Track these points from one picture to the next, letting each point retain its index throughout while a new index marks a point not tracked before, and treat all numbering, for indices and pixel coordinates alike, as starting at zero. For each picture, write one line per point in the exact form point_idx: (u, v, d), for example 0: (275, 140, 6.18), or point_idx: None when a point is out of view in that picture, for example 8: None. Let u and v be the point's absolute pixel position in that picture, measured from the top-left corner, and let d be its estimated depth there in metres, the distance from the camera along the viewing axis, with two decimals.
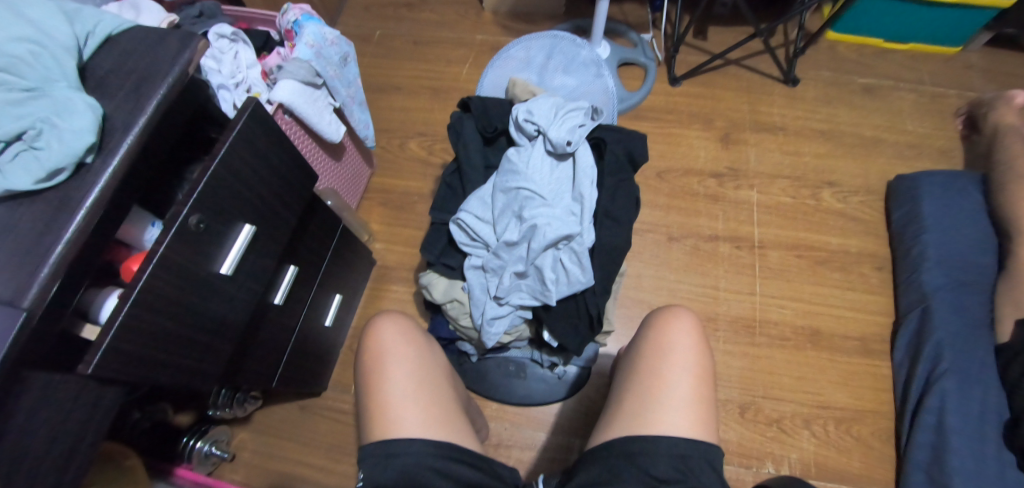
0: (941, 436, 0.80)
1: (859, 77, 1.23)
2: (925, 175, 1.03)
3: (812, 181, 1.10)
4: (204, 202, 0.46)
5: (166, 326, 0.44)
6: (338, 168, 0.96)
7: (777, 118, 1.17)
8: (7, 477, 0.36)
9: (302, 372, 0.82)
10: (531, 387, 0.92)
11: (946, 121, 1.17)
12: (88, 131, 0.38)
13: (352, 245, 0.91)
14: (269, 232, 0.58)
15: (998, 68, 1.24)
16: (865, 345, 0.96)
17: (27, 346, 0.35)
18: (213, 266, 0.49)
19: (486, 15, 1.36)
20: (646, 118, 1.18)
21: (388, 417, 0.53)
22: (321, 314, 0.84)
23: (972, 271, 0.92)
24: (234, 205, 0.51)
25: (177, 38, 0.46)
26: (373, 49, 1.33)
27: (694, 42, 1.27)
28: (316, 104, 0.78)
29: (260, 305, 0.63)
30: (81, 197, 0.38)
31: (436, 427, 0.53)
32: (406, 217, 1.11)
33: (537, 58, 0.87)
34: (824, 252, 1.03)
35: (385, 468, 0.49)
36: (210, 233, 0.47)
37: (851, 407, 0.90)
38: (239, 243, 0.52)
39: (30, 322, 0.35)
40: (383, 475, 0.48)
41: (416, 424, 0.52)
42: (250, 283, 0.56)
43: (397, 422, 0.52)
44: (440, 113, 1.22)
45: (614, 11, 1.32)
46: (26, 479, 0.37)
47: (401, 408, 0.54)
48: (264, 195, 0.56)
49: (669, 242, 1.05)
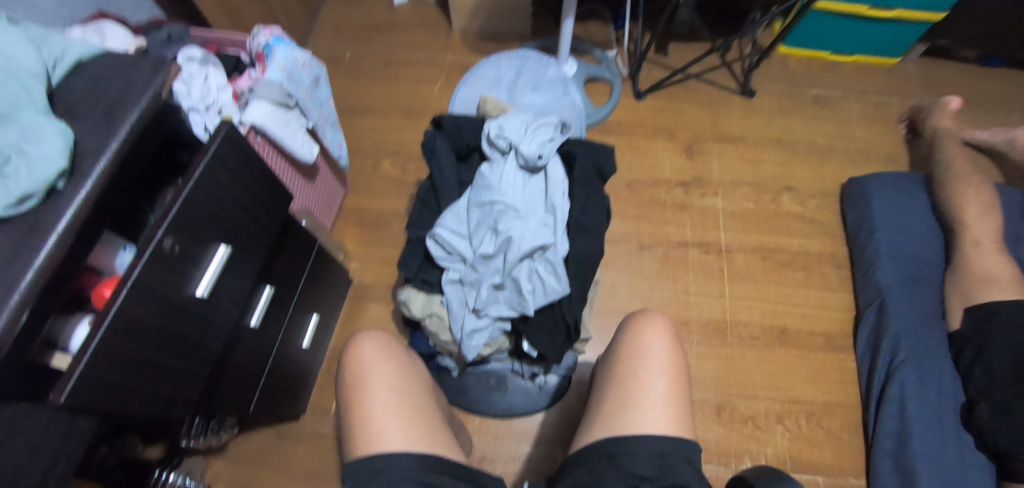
0: (904, 423, 0.85)
1: (809, 89, 1.31)
2: (874, 178, 1.09)
3: (771, 187, 1.16)
4: (178, 225, 0.46)
5: (143, 350, 0.44)
6: (312, 188, 0.96)
7: (736, 129, 1.24)
8: None
9: (280, 395, 0.80)
10: (513, 400, 0.93)
11: (891, 127, 1.25)
12: (58, 156, 0.39)
13: (328, 264, 0.91)
14: (244, 252, 0.59)
15: (933, 77, 1.34)
16: (830, 340, 1.00)
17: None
18: (188, 289, 0.49)
19: (455, 36, 1.39)
20: (613, 132, 1.22)
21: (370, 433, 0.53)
22: (298, 336, 0.83)
23: (921, 265, 0.98)
24: (210, 228, 0.51)
25: (149, 63, 0.46)
26: (343, 70, 1.35)
27: (656, 59, 1.33)
28: (288, 125, 0.79)
29: (235, 329, 0.63)
30: (52, 222, 0.38)
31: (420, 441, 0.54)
32: (382, 236, 1.11)
33: (506, 76, 0.90)
34: (786, 254, 1.08)
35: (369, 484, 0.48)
36: (185, 255, 0.48)
37: (820, 401, 0.94)
38: (214, 265, 0.52)
39: None
40: None
41: (400, 438, 0.53)
42: (226, 305, 0.56)
43: (381, 436, 0.53)
44: (412, 132, 1.24)
45: (579, 31, 1.37)
46: None
47: (384, 423, 0.54)
48: (240, 215, 0.56)
49: (641, 250, 1.08)
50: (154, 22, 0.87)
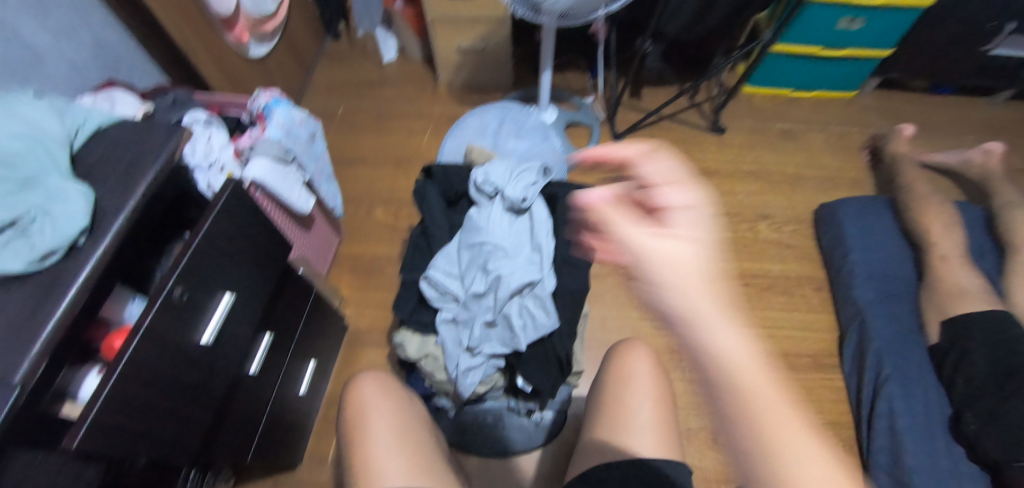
0: (895, 439, 0.86)
1: (775, 123, 1.40)
2: (842, 202, 1.16)
3: (748, 216, 1.22)
4: (187, 275, 0.50)
5: (152, 395, 0.46)
6: (308, 237, 1.00)
7: (710, 163, 1.31)
8: None
9: (277, 443, 0.80)
10: (510, 438, 0.92)
11: (854, 155, 1.33)
12: (81, 216, 0.43)
13: (325, 310, 0.93)
14: (247, 300, 0.62)
15: (888, 108, 1.44)
16: (818, 360, 1.03)
17: (19, 421, 0.37)
18: (194, 337, 0.52)
19: (442, 89, 1.48)
20: (594, 171, 1.29)
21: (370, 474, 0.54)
22: (295, 382, 0.84)
23: (895, 283, 1.03)
24: (216, 279, 0.54)
25: (163, 128, 0.51)
26: (337, 124, 1.42)
27: (630, 102, 1.42)
28: (287, 179, 0.84)
29: (236, 375, 0.65)
30: (72, 276, 0.42)
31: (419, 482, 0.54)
32: (376, 280, 1.14)
33: (491, 126, 0.97)
34: (767, 278, 1.13)
35: None
36: (192, 304, 0.51)
37: (813, 422, 0.96)
38: (219, 312, 0.55)
39: (20, 396, 0.36)
40: None
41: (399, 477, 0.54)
42: (229, 351, 0.59)
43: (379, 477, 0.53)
44: (404, 180, 1.30)
45: (558, 79, 1.47)
46: None
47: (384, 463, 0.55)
48: (243, 264, 0.60)
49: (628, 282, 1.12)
50: (160, 88, 0.94)
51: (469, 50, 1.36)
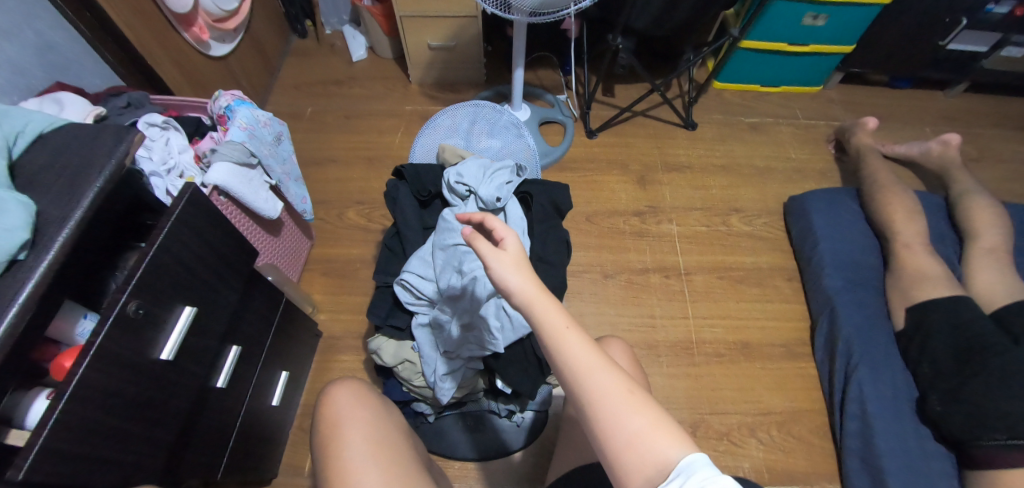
0: (867, 422, 0.89)
1: (745, 117, 1.42)
2: (810, 194, 1.18)
3: (720, 210, 1.24)
4: (142, 288, 0.47)
5: (108, 415, 0.44)
6: (277, 242, 0.96)
7: (683, 158, 1.32)
8: None
9: (249, 458, 0.77)
10: (492, 441, 0.92)
11: (820, 147, 1.37)
12: (20, 228, 0.39)
13: (296, 318, 0.90)
14: (209, 310, 0.59)
15: (851, 101, 1.48)
16: (791, 349, 1.05)
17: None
18: (153, 353, 0.49)
19: (413, 87, 1.46)
20: (569, 169, 1.29)
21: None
22: (267, 393, 0.81)
23: (862, 271, 1.06)
24: (176, 290, 0.52)
25: (111, 132, 0.48)
26: (305, 125, 1.38)
27: (603, 99, 1.43)
28: (251, 183, 0.81)
29: (202, 390, 0.62)
30: (12, 294, 0.39)
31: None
32: (350, 284, 1.12)
33: (463, 124, 0.94)
34: (740, 271, 1.15)
35: None
36: (150, 318, 0.48)
37: (788, 409, 0.98)
38: (179, 326, 0.52)
39: None
40: None
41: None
42: (192, 365, 0.56)
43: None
44: (376, 181, 1.27)
45: (530, 77, 1.46)
46: None
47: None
48: (203, 272, 0.57)
49: (605, 278, 1.12)
50: (113, 90, 0.89)
51: (440, 48, 1.34)
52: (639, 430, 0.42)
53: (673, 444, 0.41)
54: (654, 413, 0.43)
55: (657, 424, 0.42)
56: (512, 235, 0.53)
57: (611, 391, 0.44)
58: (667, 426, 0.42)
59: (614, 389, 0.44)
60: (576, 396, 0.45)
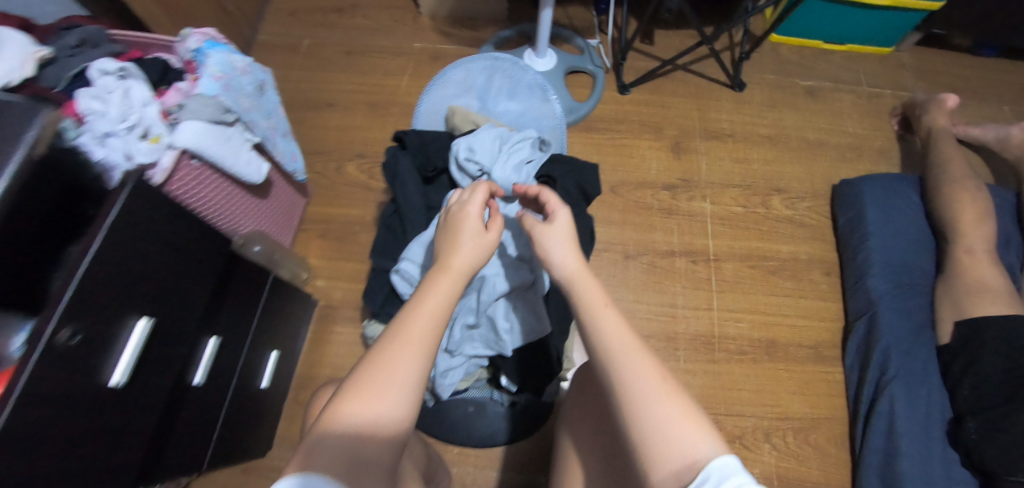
0: (892, 440, 0.84)
1: (803, 79, 1.23)
2: (867, 180, 1.04)
3: (762, 188, 1.10)
4: (74, 311, 0.39)
5: (49, 456, 0.38)
6: (265, 206, 0.87)
7: (726, 124, 1.16)
8: None
9: (239, 442, 0.74)
10: (496, 428, 0.86)
11: (883, 120, 1.19)
12: None
13: (287, 293, 0.83)
14: (168, 311, 0.51)
15: (928, 66, 1.28)
16: (819, 351, 0.98)
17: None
18: (101, 378, 0.42)
19: (424, 20, 1.27)
20: (595, 129, 1.14)
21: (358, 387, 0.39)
22: (256, 375, 0.76)
23: (913, 274, 0.95)
24: (121, 303, 0.44)
25: (17, 112, 0.40)
26: (301, 60, 1.21)
27: (642, 46, 1.24)
28: (230, 143, 0.70)
29: (176, 391, 0.56)
30: None
31: (367, 475, 0.36)
32: (348, 250, 1.03)
33: (478, 81, 0.80)
34: (775, 261, 1.04)
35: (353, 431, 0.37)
36: (89, 343, 0.41)
37: (807, 415, 0.92)
38: (133, 344, 0.45)
39: None
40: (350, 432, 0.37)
41: (381, 386, 0.39)
42: (152, 376, 0.50)
43: (371, 393, 0.39)
44: (379, 131, 1.14)
45: (559, 14, 1.27)
46: None
47: (392, 377, 0.40)
48: (154, 272, 0.48)
49: (626, 260, 1.02)
50: (65, 20, 0.75)
51: None
52: (668, 417, 0.40)
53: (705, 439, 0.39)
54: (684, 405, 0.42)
55: (688, 415, 0.41)
56: (564, 210, 0.58)
57: (643, 373, 0.44)
58: (698, 420, 0.40)
59: (646, 372, 0.44)
60: (605, 376, 0.46)
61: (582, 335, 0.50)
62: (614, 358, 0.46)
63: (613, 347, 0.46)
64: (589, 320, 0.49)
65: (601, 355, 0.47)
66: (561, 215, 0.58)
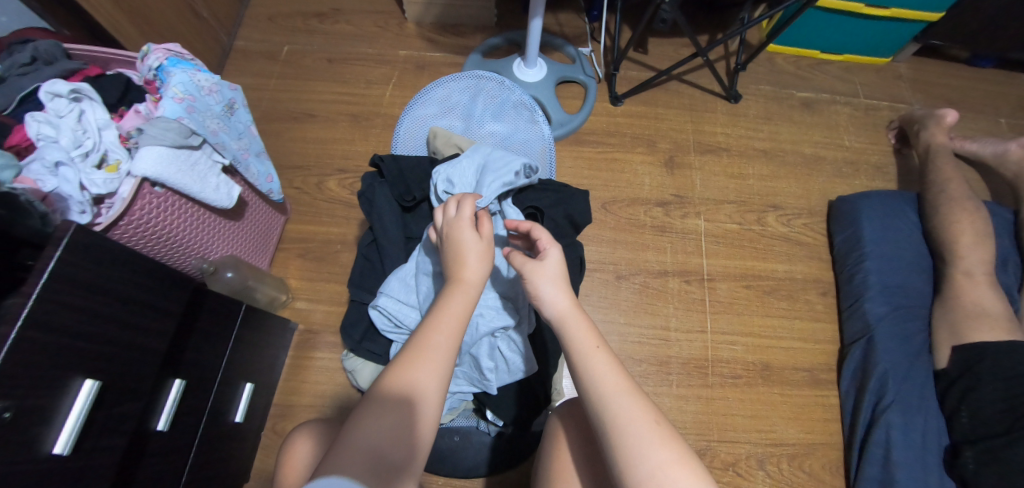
0: (889, 470, 0.82)
1: (799, 90, 1.20)
2: (864, 198, 1.02)
3: (757, 204, 1.08)
4: (5, 385, 0.35)
5: None
6: (239, 228, 0.82)
7: (720, 137, 1.13)
8: None
9: (210, 482, 0.70)
10: (481, 460, 0.82)
11: (880, 133, 1.17)
12: None
13: (262, 321, 0.79)
14: (118, 366, 0.47)
15: (926, 77, 1.25)
16: (814, 374, 0.95)
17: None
18: (43, 449, 0.38)
19: (410, 27, 1.22)
20: (587, 143, 1.11)
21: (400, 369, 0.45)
22: (229, 411, 0.72)
23: (910, 296, 0.93)
24: (61, 365, 0.40)
25: None
26: (280, 68, 1.16)
27: (635, 56, 1.20)
28: (196, 169, 0.66)
29: (136, 444, 0.52)
30: None
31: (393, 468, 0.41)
32: (329, 270, 0.99)
33: (462, 100, 0.77)
34: (770, 280, 1.01)
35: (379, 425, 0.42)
36: (26, 416, 0.37)
37: (802, 441, 0.90)
38: (78, 407, 0.41)
39: None
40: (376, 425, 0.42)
41: (419, 375, 0.45)
42: (104, 436, 0.46)
43: (414, 371, 0.45)
44: (361, 144, 1.09)
45: (550, 21, 1.22)
46: None
47: (429, 360, 0.46)
48: (99, 326, 0.44)
49: (617, 280, 0.99)
50: (20, 34, 0.70)
51: None
52: (663, 464, 0.41)
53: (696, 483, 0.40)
54: (679, 449, 0.43)
55: (683, 462, 0.42)
56: (554, 249, 0.54)
57: (637, 418, 0.44)
58: (690, 466, 0.42)
59: (640, 417, 0.44)
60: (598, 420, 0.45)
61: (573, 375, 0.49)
62: (607, 401, 0.45)
63: (607, 389, 0.46)
64: (581, 363, 0.48)
65: (594, 398, 0.46)
66: (552, 252, 0.54)
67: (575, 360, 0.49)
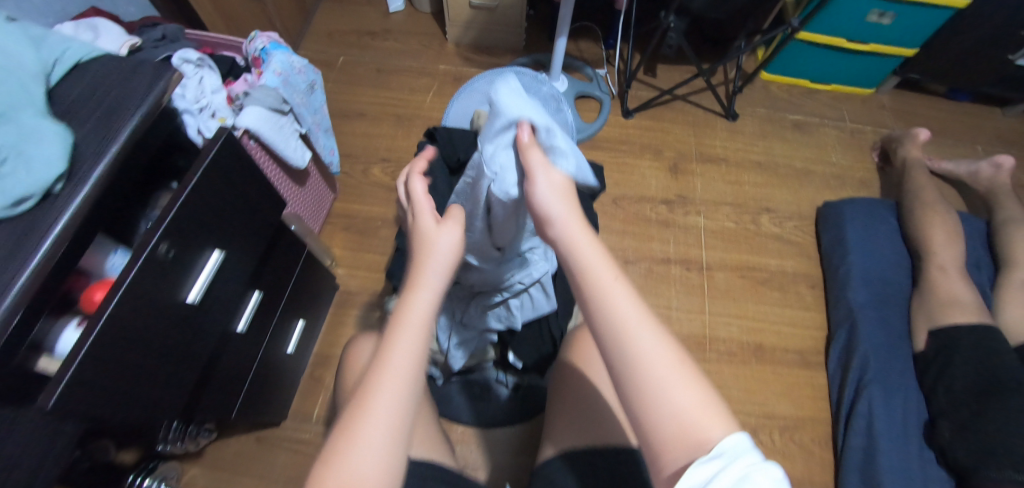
0: (872, 439, 0.89)
1: (790, 114, 1.35)
2: (848, 203, 1.14)
3: (752, 207, 1.20)
4: (173, 231, 0.48)
5: (126, 360, 0.45)
6: (302, 192, 0.96)
7: (720, 149, 1.27)
8: None
9: (263, 401, 0.80)
10: (497, 411, 0.92)
11: (864, 153, 1.30)
12: (58, 158, 0.40)
13: (316, 270, 0.90)
14: (231, 255, 0.59)
15: (906, 108, 1.40)
16: (804, 357, 1.04)
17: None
18: (181, 294, 0.51)
19: (449, 46, 1.41)
20: (601, 148, 1.25)
21: (353, 410, 0.40)
22: (283, 341, 0.83)
23: (890, 287, 1.03)
24: (205, 235, 0.53)
25: (149, 68, 0.48)
26: (336, 74, 1.34)
27: (645, 79, 1.37)
28: (282, 130, 0.80)
29: (223, 335, 0.63)
30: (46, 228, 0.40)
31: None
32: (370, 242, 1.11)
33: None
34: (764, 272, 1.12)
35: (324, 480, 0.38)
36: (179, 261, 0.49)
37: (793, 416, 0.98)
38: (208, 270, 0.53)
39: None
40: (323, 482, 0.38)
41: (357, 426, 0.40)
42: (210, 309, 0.57)
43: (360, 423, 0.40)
44: (403, 139, 1.25)
45: (571, 47, 1.41)
46: None
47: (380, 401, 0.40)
48: (229, 217, 0.57)
49: (625, 264, 1.10)
50: (148, 20, 0.86)
51: (481, 7, 1.29)
52: (686, 409, 0.37)
53: (719, 425, 0.36)
54: (701, 388, 0.38)
55: (708, 405, 0.37)
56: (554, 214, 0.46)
57: (659, 362, 0.38)
58: (715, 407, 0.38)
59: (663, 356, 0.39)
60: (614, 364, 0.40)
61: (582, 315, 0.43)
62: (621, 341, 0.39)
63: (622, 328, 0.39)
64: (594, 297, 0.41)
65: (607, 337, 0.40)
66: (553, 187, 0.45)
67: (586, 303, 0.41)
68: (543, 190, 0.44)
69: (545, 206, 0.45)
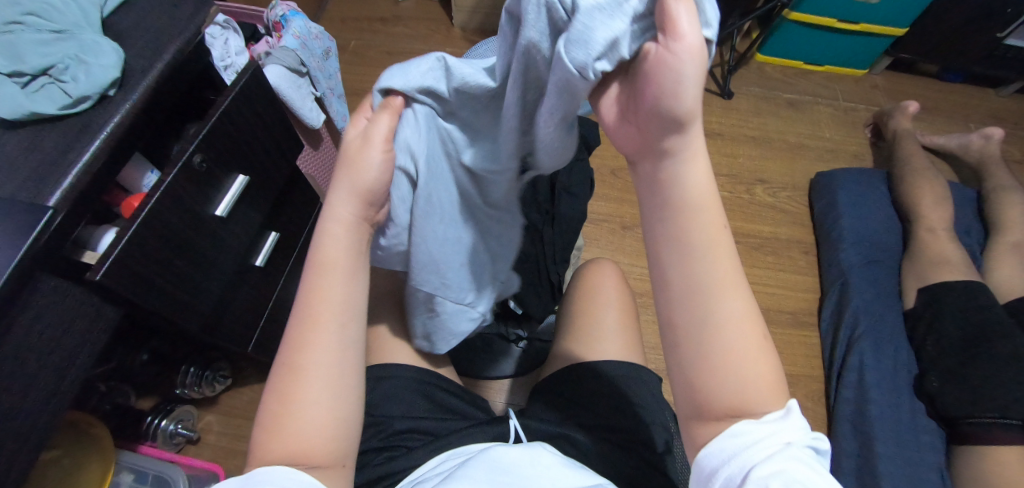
0: (862, 391, 0.92)
1: (784, 93, 1.40)
2: (839, 172, 1.17)
3: (746, 179, 1.24)
4: (206, 146, 0.53)
5: (164, 256, 0.50)
6: (316, 156, 1.02)
7: (715, 125, 1.32)
8: (23, 352, 0.42)
9: (278, 343, 0.85)
10: (499, 362, 0.92)
11: (857, 130, 1.34)
12: (112, 67, 0.47)
13: None
14: (253, 185, 0.64)
15: (898, 88, 1.44)
16: (797, 317, 1.07)
17: (40, 255, 0.40)
18: (210, 207, 0.56)
19: (456, 31, 1.47)
20: None
21: (289, 371, 0.39)
22: (296, 287, 0.88)
23: (878, 250, 1.07)
24: (232, 159, 0.58)
25: (192, 3, 0.54)
26: (348, 57, 1.41)
27: None
28: (301, 90, 0.85)
29: (244, 264, 0.67)
30: (101, 124, 0.45)
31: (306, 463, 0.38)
32: None
33: None
34: (758, 238, 1.16)
35: (272, 436, 0.38)
36: (210, 175, 0.55)
37: (787, 373, 1.01)
38: (234, 190, 0.59)
39: (55, 218, 0.41)
40: (270, 436, 0.38)
41: (295, 380, 0.39)
42: (233, 231, 0.62)
43: (297, 374, 0.39)
44: None
45: None
46: (32, 359, 0.43)
47: (316, 350, 0.39)
48: (252, 146, 0.62)
49: (623, 230, 1.15)
50: None
51: None
52: (752, 385, 0.37)
53: (774, 396, 0.37)
54: (770, 361, 0.38)
55: (772, 382, 0.37)
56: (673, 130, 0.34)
57: (743, 337, 0.36)
58: (774, 382, 0.38)
59: (748, 331, 0.37)
60: (688, 319, 0.37)
61: (657, 258, 0.37)
62: (708, 298, 0.36)
63: (720, 285, 0.36)
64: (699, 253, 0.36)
65: (690, 289, 0.36)
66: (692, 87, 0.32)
67: (678, 249, 0.36)
68: (688, 76, 0.30)
69: (685, 100, 0.31)
